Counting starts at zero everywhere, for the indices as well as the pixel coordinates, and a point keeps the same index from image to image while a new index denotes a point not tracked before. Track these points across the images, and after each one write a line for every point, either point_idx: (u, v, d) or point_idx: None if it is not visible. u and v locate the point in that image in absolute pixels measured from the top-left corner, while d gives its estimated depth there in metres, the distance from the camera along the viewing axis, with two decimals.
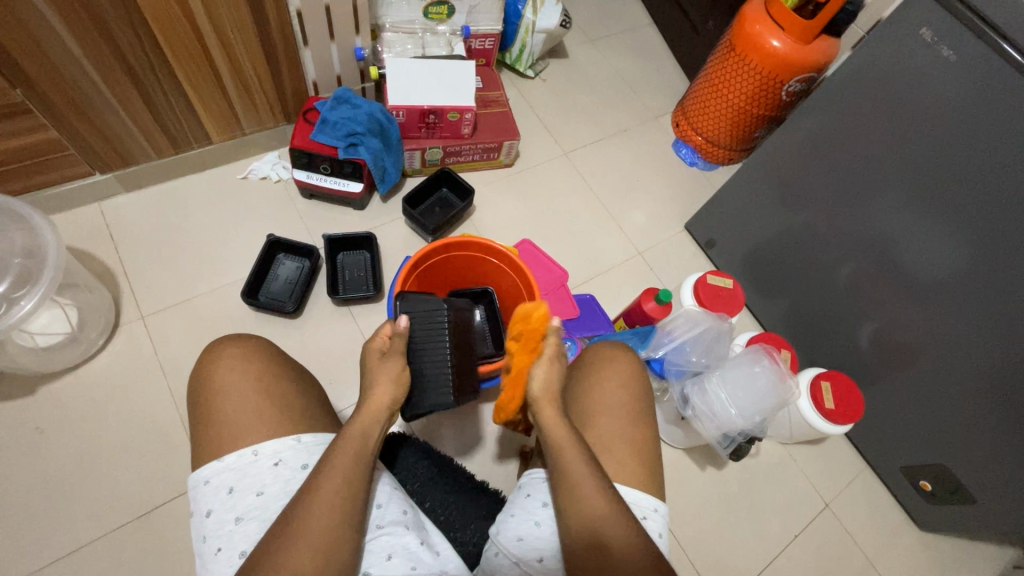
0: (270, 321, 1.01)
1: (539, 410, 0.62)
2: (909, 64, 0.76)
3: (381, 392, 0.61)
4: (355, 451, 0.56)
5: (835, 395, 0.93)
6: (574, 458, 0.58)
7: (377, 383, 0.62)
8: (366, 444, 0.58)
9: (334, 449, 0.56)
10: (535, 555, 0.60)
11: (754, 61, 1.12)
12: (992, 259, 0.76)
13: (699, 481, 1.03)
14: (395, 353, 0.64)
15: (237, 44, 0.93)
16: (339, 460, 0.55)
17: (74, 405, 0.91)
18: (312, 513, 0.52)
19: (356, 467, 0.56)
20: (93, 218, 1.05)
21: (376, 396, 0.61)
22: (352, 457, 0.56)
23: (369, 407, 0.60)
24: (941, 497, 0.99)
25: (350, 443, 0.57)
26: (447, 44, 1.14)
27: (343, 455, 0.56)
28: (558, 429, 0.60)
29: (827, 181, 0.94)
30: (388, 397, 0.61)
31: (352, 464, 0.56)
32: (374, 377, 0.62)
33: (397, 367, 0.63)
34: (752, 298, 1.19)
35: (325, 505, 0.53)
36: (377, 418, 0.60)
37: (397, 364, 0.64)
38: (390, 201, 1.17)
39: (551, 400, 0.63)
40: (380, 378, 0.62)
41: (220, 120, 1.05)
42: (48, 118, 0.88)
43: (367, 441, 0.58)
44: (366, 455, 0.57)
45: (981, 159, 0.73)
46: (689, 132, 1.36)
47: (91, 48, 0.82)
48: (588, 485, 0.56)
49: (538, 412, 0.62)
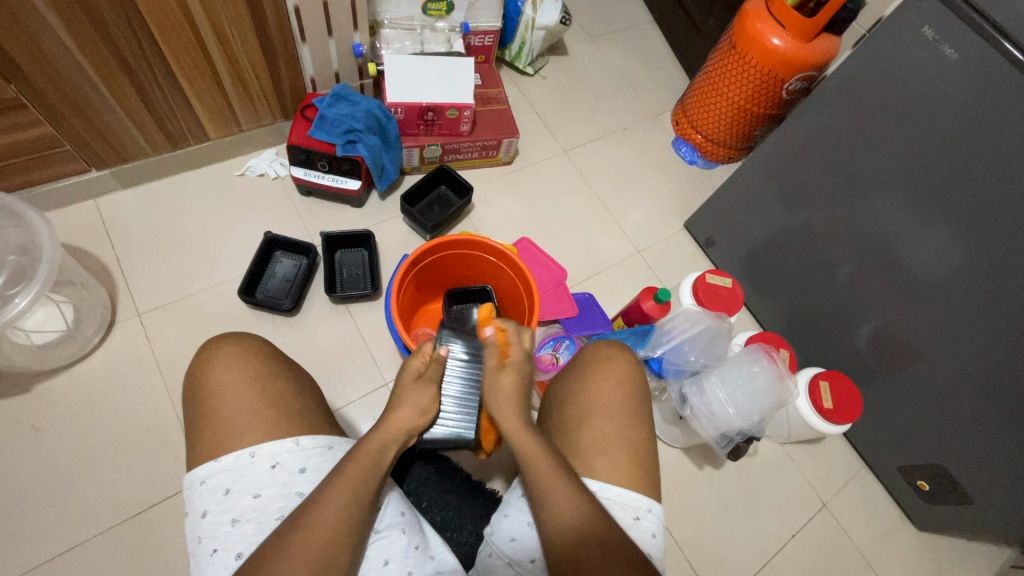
0: (268, 319, 1.01)
1: (500, 413, 0.62)
2: (912, 63, 0.75)
3: (405, 416, 0.61)
4: (367, 468, 0.56)
5: (834, 395, 0.92)
6: (543, 463, 0.57)
7: (400, 407, 0.61)
8: (377, 461, 0.57)
9: (345, 463, 0.55)
10: (527, 555, 0.61)
11: (755, 60, 1.12)
12: (993, 260, 0.76)
13: (697, 480, 1.03)
14: (431, 380, 0.64)
15: (234, 40, 0.92)
16: (350, 474, 0.55)
17: (71, 402, 0.90)
18: (318, 522, 0.52)
19: (365, 480, 0.55)
20: (89, 215, 1.04)
21: (398, 419, 0.60)
22: (362, 472, 0.55)
23: (389, 428, 0.59)
24: (939, 497, 0.99)
25: (363, 459, 0.56)
26: (445, 41, 1.13)
27: (349, 468, 0.55)
28: (523, 433, 0.60)
29: (827, 181, 0.94)
30: (410, 425, 0.61)
31: (362, 478, 0.55)
32: (399, 397, 0.62)
33: (428, 397, 0.63)
34: (751, 296, 1.19)
35: (330, 516, 0.52)
36: (395, 439, 0.60)
37: (427, 392, 0.63)
38: (388, 199, 1.16)
39: (519, 404, 0.63)
40: (405, 400, 0.62)
41: (218, 116, 1.05)
42: (43, 114, 0.87)
43: (381, 461, 0.57)
44: (377, 475, 0.56)
45: (981, 159, 0.73)
46: (689, 130, 1.36)
47: (87, 44, 0.82)
48: (560, 492, 0.56)
49: (500, 416, 0.62)
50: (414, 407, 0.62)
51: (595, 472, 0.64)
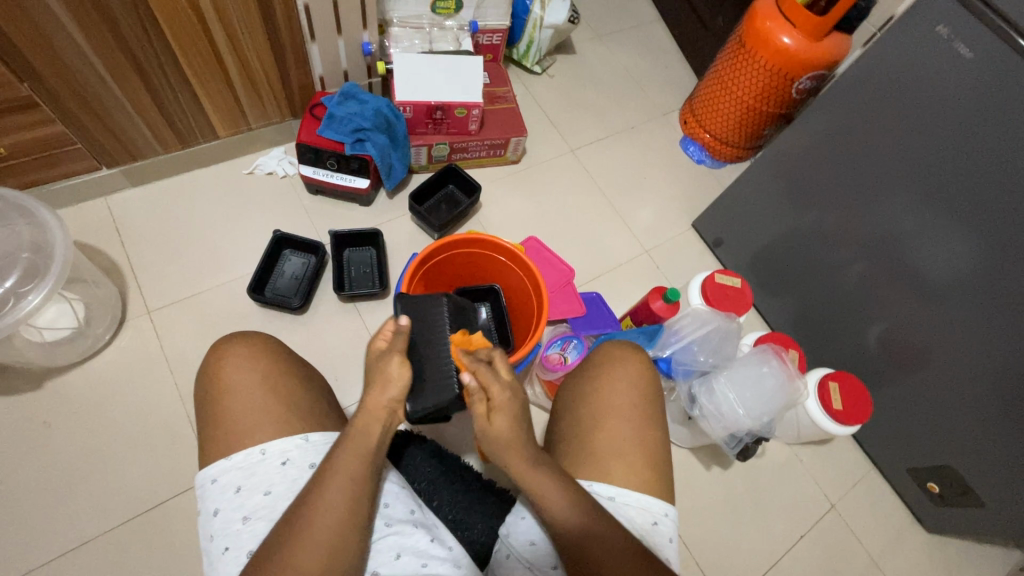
0: (277, 317, 1.01)
1: (503, 459, 0.58)
2: (926, 61, 0.75)
3: (381, 390, 0.57)
4: (358, 450, 0.55)
5: (843, 397, 0.92)
6: (544, 485, 0.56)
7: (375, 382, 0.57)
8: (367, 442, 0.56)
9: (338, 450, 0.55)
10: (548, 561, 0.61)
11: (764, 59, 1.11)
12: (1006, 261, 0.75)
13: (706, 481, 1.03)
14: (394, 351, 0.58)
15: (244, 38, 0.92)
16: (344, 462, 0.54)
17: (81, 398, 0.91)
18: (324, 515, 0.52)
19: (363, 468, 0.55)
20: (100, 213, 1.05)
21: (373, 396, 0.57)
22: (357, 459, 0.55)
23: (370, 405, 0.56)
24: (949, 500, 0.99)
25: (354, 444, 0.55)
26: (454, 39, 1.13)
27: (344, 453, 0.55)
28: (528, 477, 0.57)
29: (839, 181, 0.93)
30: (386, 397, 0.57)
31: (358, 466, 0.55)
32: (372, 376, 0.58)
33: (393, 365, 0.57)
34: (759, 296, 1.19)
35: (331, 507, 0.52)
36: (379, 416, 0.57)
37: (393, 362, 0.57)
38: (396, 198, 1.16)
39: (518, 450, 0.57)
40: (377, 377, 0.57)
41: (227, 114, 1.05)
42: (54, 112, 0.88)
43: (369, 441, 0.56)
44: (370, 457, 0.56)
45: (993, 159, 0.72)
46: (698, 130, 1.35)
47: (98, 42, 0.82)
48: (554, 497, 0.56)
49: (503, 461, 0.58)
50: (381, 380, 0.57)
51: (608, 474, 0.64)
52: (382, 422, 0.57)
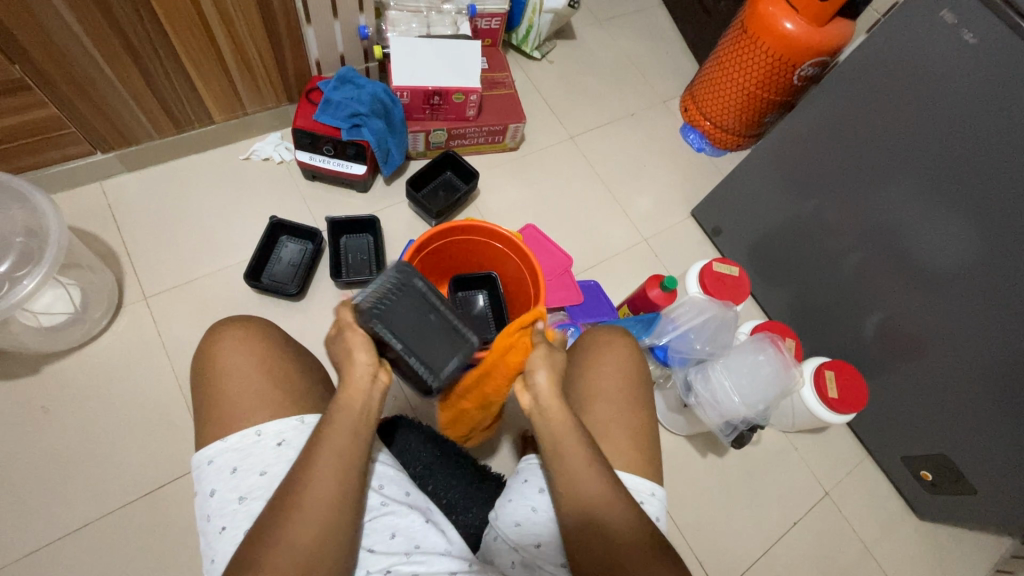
0: (274, 304, 1.01)
1: (549, 424, 0.58)
2: (927, 45, 0.74)
3: (353, 365, 0.57)
4: (350, 427, 0.55)
5: (838, 384, 0.92)
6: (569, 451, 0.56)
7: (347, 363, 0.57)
8: (359, 418, 0.55)
9: (328, 428, 0.54)
10: (533, 540, 0.61)
11: (766, 44, 1.10)
12: (1006, 250, 0.75)
13: (700, 467, 1.03)
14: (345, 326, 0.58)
15: (238, 21, 0.91)
16: (335, 438, 0.54)
17: (80, 383, 0.91)
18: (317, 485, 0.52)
19: (353, 444, 0.54)
20: (95, 198, 1.04)
21: (353, 373, 0.56)
22: (348, 435, 0.54)
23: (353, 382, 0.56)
24: (942, 487, 1.00)
25: (342, 418, 0.55)
26: (453, 23, 1.10)
27: (333, 430, 0.54)
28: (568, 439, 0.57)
29: (837, 169, 0.93)
30: (359, 364, 0.56)
31: (348, 440, 0.54)
32: (339, 358, 0.58)
33: (354, 338, 0.57)
34: (758, 285, 1.19)
35: (325, 481, 0.52)
36: (366, 391, 0.56)
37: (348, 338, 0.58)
38: (394, 184, 1.16)
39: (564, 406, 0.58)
40: (344, 357, 0.57)
41: (223, 99, 1.04)
42: (46, 95, 0.87)
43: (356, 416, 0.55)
44: (362, 433, 0.55)
45: (999, 148, 0.71)
46: (698, 117, 1.34)
47: (89, 22, 0.80)
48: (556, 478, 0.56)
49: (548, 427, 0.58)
50: (346, 357, 0.57)
51: None
52: (366, 393, 0.56)
